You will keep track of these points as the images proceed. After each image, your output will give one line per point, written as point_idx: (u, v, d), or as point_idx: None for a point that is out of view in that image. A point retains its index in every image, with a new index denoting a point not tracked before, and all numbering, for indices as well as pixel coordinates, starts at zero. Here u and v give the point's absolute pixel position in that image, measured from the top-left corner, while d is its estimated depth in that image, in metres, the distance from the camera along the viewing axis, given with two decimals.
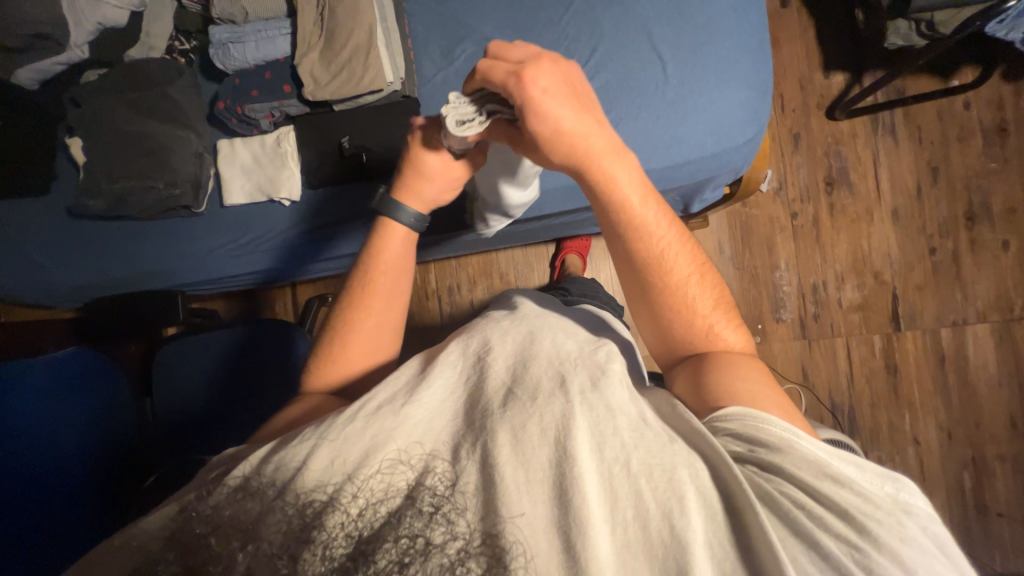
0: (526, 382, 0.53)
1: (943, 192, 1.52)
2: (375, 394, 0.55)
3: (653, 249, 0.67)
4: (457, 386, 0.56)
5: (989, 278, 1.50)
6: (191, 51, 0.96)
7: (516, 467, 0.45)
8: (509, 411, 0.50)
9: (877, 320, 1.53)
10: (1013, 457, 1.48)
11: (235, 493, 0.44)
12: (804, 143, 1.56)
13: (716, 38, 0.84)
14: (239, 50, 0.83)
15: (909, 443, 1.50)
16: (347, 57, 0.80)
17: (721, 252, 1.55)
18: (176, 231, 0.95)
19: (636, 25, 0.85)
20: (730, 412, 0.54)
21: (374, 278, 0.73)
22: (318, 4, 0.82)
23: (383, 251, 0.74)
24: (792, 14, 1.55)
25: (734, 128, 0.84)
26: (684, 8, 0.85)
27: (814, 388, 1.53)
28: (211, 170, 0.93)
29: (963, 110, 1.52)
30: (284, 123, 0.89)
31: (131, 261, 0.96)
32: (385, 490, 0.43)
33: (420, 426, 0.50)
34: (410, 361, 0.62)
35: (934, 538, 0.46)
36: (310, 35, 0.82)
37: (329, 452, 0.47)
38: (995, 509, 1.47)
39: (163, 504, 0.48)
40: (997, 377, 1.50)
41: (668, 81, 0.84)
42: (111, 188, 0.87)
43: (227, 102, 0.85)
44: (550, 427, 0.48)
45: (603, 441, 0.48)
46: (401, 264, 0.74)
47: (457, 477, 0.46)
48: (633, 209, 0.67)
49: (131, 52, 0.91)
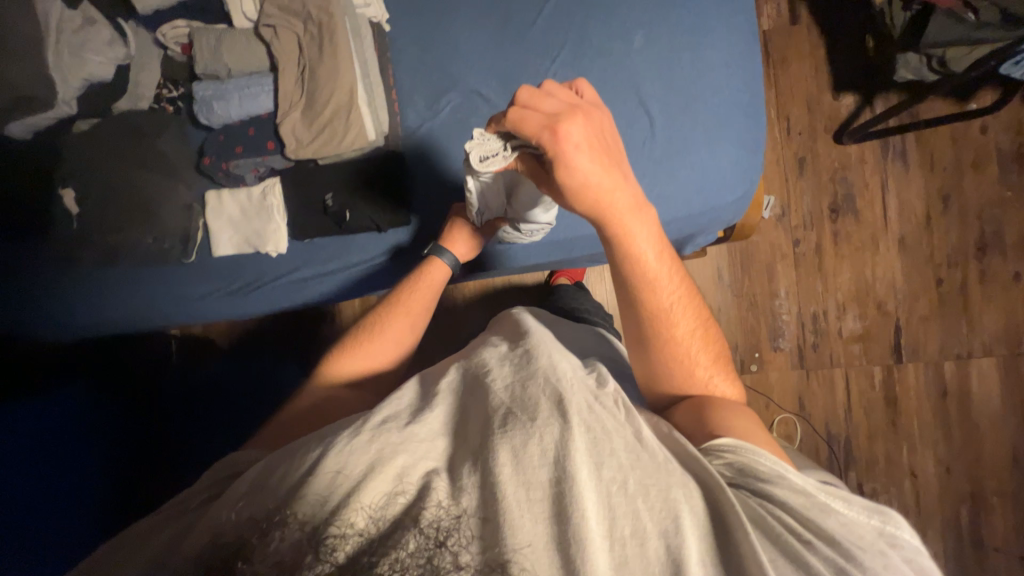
0: (524, 401, 0.55)
1: (954, 221, 1.47)
2: (377, 411, 0.57)
3: (662, 303, 0.69)
4: (459, 404, 0.58)
5: (997, 311, 1.46)
6: (179, 98, 0.95)
7: (515, 485, 0.47)
8: (510, 431, 0.51)
9: (878, 350, 1.50)
10: (1013, 492, 1.45)
11: (243, 515, 0.47)
12: (809, 168, 1.51)
13: (706, 95, 0.82)
14: (223, 106, 0.83)
15: (905, 475, 1.48)
16: (329, 117, 0.79)
17: (720, 279, 1.53)
18: (167, 278, 0.96)
19: (625, 79, 0.83)
20: (726, 442, 0.58)
21: (408, 296, 0.82)
22: (301, 63, 0.80)
23: (422, 283, 0.83)
24: (802, 32, 1.48)
25: (721, 189, 0.83)
26: (675, 61, 0.82)
27: (811, 419, 1.51)
28: (200, 222, 0.94)
29: (980, 134, 1.45)
30: (269, 176, 0.89)
31: (127, 306, 0.98)
32: (388, 506, 0.46)
33: (422, 444, 0.52)
34: (410, 384, 0.64)
35: (914, 567, 0.50)
36: (292, 95, 0.80)
37: (333, 463, 0.49)
38: (991, 542, 1.44)
39: (171, 522, 0.54)
40: (1001, 411, 1.46)
41: (656, 138, 0.83)
42: (108, 238, 0.90)
43: (211, 158, 0.84)
44: (548, 446, 0.49)
45: (600, 462, 0.49)
46: (436, 287, 0.84)
47: (457, 494, 0.48)
48: (648, 262, 0.68)
49: (120, 103, 0.90)
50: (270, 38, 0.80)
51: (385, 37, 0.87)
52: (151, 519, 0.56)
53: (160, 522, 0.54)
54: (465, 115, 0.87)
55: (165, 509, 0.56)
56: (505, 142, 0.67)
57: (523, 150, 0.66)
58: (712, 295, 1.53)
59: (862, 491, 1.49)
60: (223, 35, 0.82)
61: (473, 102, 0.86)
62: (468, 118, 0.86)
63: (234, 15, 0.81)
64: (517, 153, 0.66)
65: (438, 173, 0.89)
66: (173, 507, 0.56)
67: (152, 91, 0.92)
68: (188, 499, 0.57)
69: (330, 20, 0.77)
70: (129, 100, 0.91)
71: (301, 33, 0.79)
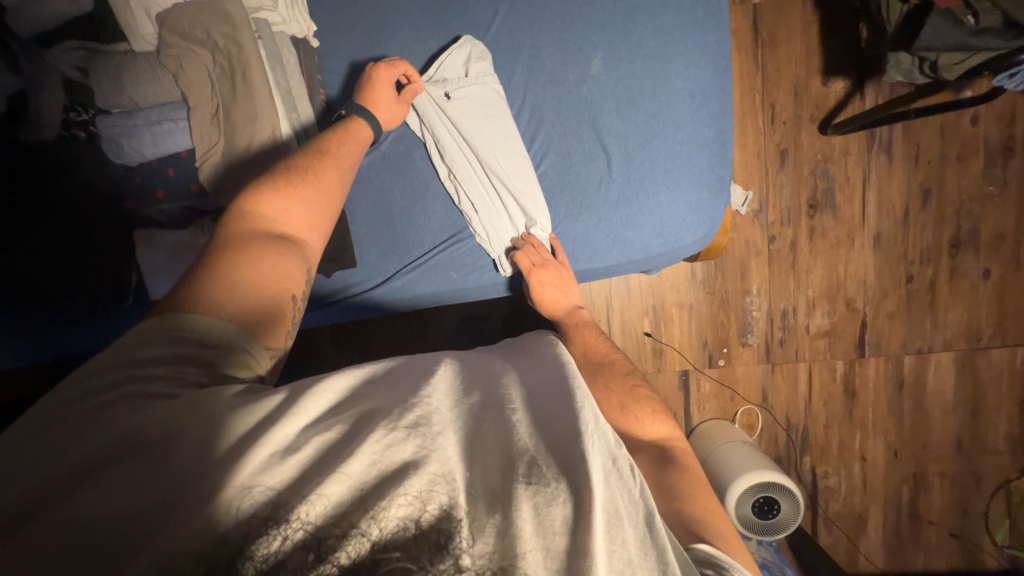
0: (556, 439, 0.48)
1: (931, 217, 1.45)
2: (411, 401, 0.47)
3: (604, 356, 0.82)
4: (501, 409, 0.50)
5: (962, 308, 1.48)
6: (90, 122, 0.85)
7: (536, 545, 0.40)
8: (544, 480, 0.44)
9: (843, 346, 1.51)
10: (953, 474, 1.53)
11: (240, 501, 0.39)
12: (791, 160, 1.43)
13: (667, 130, 0.88)
14: (133, 144, 0.83)
15: (856, 459, 1.54)
16: (255, 158, 0.81)
17: (692, 276, 1.48)
18: (103, 322, 0.91)
19: (585, 111, 0.88)
20: (704, 550, 0.52)
21: (327, 156, 0.76)
22: (214, 100, 0.80)
23: (349, 138, 0.79)
24: (795, 7, 1.36)
25: (682, 231, 0.91)
26: (635, 94, 0.87)
27: (773, 410, 1.53)
28: (135, 265, 0.91)
29: (970, 125, 1.41)
30: (196, 218, 0.88)
31: (71, 343, 0.90)
32: (400, 528, 0.39)
33: (456, 458, 0.44)
34: (446, 368, 0.55)
35: None
36: (210, 134, 0.81)
37: (361, 460, 0.41)
38: (927, 517, 1.54)
39: (133, 409, 0.45)
40: (952, 401, 1.52)
41: (613, 178, 0.89)
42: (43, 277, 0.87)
43: (134, 204, 0.87)
44: (573, 506, 0.43)
45: (615, 543, 0.43)
46: (353, 153, 0.79)
47: (475, 538, 0.40)
48: (583, 323, 0.87)
49: (28, 133, 0.84)
50: (175, 70, 0.79)
51: (312, 54, 0.89)
52: (76, 396, 0.47)
53: (101, 422, 0.44)
54: (406, 147, 0.91)
55: (100, 389, 0.47)
56: (504, 261, 0.92)
57: (512, 265, 0.91)
58: (683, 292, 1.48)
59: (814, 474, 1.55)
60: (123, 64, 0.80)
61: (426, 136, 0.90)
62: (416, 152, 0.91)
63: (131, 37, 0.79)
64: (512, 267, 0.92)
65: (381, 212, 0.92)
66: (111, 390, 0.47)
67: (57, 117, 0.84)
68: (137, 370, 0.49)
69: (241, 52, 0.78)
70: (35, 129, 0.83)
71: (211, 65, 0.80)
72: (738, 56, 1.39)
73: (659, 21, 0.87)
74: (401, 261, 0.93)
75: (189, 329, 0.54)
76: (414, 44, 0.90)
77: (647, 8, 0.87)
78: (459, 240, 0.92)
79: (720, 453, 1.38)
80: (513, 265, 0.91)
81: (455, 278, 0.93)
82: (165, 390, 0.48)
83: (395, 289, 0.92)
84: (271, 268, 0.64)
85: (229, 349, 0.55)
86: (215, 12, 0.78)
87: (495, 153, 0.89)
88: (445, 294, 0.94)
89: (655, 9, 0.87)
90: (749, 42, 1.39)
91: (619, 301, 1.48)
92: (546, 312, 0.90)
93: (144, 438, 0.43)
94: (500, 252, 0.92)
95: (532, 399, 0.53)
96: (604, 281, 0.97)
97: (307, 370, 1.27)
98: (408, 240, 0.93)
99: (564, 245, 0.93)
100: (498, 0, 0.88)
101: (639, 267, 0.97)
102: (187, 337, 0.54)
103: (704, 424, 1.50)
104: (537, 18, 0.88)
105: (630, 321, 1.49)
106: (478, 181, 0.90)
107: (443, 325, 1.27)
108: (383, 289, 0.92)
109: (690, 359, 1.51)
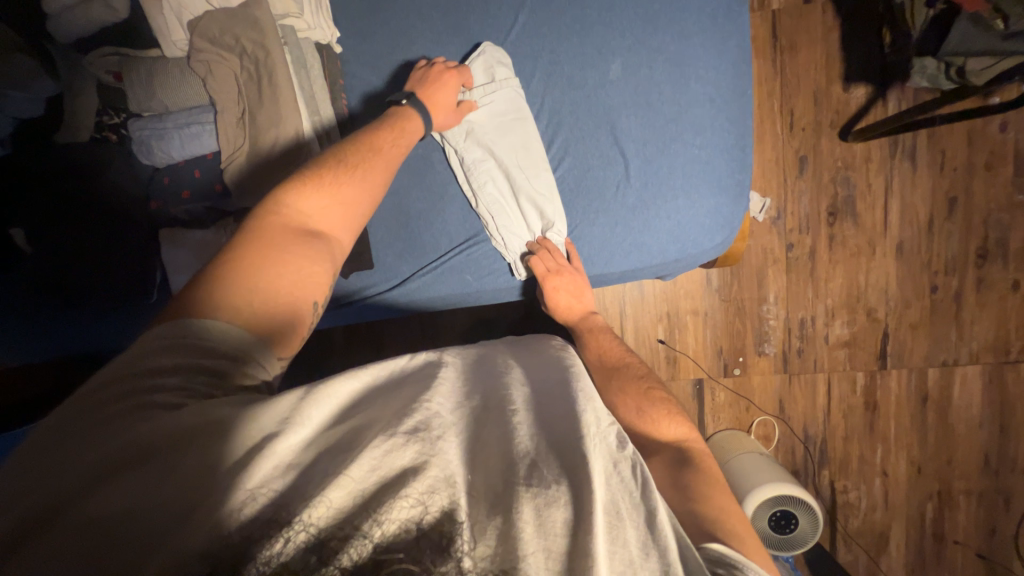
0: (557, 442, 0.48)
1: (957, 226, 1.41)
2: (413, 406, 0.48)
3: (618, 359, 0.81)
4: (502, 414, 0.50)
5: (989, 320, 1.44)
6: (122, 124, 0.90)
7: (537, 548, 0.40)
8: (544, 485, 0.43)
9: (864, 357, 1.47)
10: (980, 492, 1.48)
11: (243, 507, 0.39)
12: (810, 167, 1.41)
13: (686, 135, 0.87)
14: (162, 145, 0.86)
15: (876, 474, 1.49)
16: (277, 158, 0.82)
17: (708, 283, 1.46)
18: (124, 315, 0.94)
19: (601, 116, 0.89)
20: (717, 550, 0.51)
21: (372, 153, 0.77)
22: (240, 104, 0.83)
23: (403, 138, 0.80)
24: (816, 13, 1.35)
25: (700, 236, 0.90)
26: (654, 99, 0.87)
27: (790, 421, 1.50)
28: (157, 263, 0.94)
29: (998, 132, 1.38)
30: (221, 219, 0.91)
31: (97, 336, 0.93)
32: (401, 533, 0.39)
33: (456, 461, 0.44)
34: (447, 371, 0.55)
35: None
36: (235, 136, 0.83)
37: (363, 465, 0.41)
38: (951, 536, 1.48)
39: (143, 418, 0.45)
40: (979, 416, 1.47)
41: (630, 182, 0.89)
42: (72, 273, 0.91)
43: (159, 204, 0.89)
44: (573, 510, 0.42)
45: (616, 545, 0.42)
46: (401, 152, 0.80)
47: (475, 540, 0.40)
48: (598, 327, 0.87)
49: (61, 136, 0.88)
50: (204, 74, 0.82)
51: (334, 59, 0.91)
52: (83, 411, 0.46)
53: (110, 430, 0.44)
54: (424, 150, 0.93)
55: (109, 402, 0.47)
56: (520, 266, 0.92)
57: (527, 270, 0.92)
58: (699, 299, 1.46)
59: (833, 489, 1.50)
60: (155, 69, 0.83)
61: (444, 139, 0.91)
62: (434, 156, 0.93)
63: (163, 43, 0.83)
64: (526, 273, 0.92)
65: (399, 215, 0.93)
66: (119, 401, 0.47)
67: (92, 120, 0.88)
68: (146, 379, 0.49)
69: (268, 58, 0.80)
70: (69, 132, 0.88)
71: (239, 70, 0.82)
72: (758, 62, 1.38)
73: (678, 26, 0.87)
74: (417, 264, 0.94)
75: (199, 340, 0.54)
76: (434, 49, 0.91)
77: (667, 13, 0.87)
78: (476, 243, 0.93)
79: (735, 464, 1.35)
80: (528, 270, 0.92)
81: (471, 281, 0.93)
82: (176, 398, 0.48)
83: (410, 291, 0.93)
84: (297, 277, 0.64)
85: (237, 359, 0.56)
86: (243, 18, 0.80)
87: (517, 155, 0.90)
88: (461, 297, 0.95)
89: (675, 14, 0.87)
90: (768, 48, 1.38)
91: (633, 307, 1.47)
92: (560, 317, 0.90)
93: (151, 444, 0.43)
94: (516, 257, 0.92)
95: (533, 402, 0.53)
96: (618, 286, 0.96)
97: (321, 371, 1.28)
98: (424, 243, 0.94)
99: (580, 250, 0.93)
100: (517, 7, 0.89)
101: (655, 272, 0.96)
102: (201, 341, 0.54)
103: (718, 433, 1.47)
104: (557, 23, 0.88)
105: (643, 328, 1.48)
106: (499, 185, 0.91)
107: (456, 328, 1.27)
108: (399, 290, 0.93)
109: (705, 367, 1.49)
